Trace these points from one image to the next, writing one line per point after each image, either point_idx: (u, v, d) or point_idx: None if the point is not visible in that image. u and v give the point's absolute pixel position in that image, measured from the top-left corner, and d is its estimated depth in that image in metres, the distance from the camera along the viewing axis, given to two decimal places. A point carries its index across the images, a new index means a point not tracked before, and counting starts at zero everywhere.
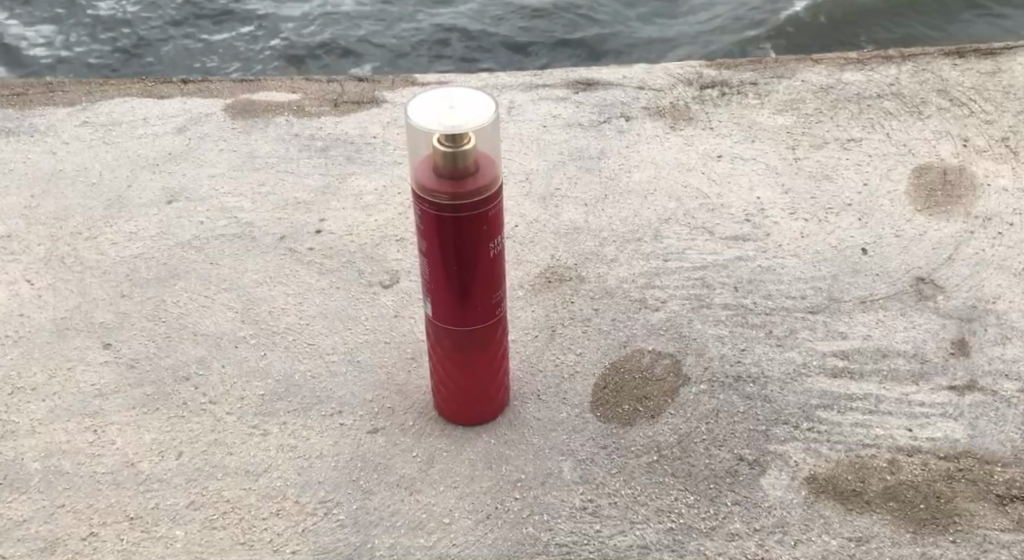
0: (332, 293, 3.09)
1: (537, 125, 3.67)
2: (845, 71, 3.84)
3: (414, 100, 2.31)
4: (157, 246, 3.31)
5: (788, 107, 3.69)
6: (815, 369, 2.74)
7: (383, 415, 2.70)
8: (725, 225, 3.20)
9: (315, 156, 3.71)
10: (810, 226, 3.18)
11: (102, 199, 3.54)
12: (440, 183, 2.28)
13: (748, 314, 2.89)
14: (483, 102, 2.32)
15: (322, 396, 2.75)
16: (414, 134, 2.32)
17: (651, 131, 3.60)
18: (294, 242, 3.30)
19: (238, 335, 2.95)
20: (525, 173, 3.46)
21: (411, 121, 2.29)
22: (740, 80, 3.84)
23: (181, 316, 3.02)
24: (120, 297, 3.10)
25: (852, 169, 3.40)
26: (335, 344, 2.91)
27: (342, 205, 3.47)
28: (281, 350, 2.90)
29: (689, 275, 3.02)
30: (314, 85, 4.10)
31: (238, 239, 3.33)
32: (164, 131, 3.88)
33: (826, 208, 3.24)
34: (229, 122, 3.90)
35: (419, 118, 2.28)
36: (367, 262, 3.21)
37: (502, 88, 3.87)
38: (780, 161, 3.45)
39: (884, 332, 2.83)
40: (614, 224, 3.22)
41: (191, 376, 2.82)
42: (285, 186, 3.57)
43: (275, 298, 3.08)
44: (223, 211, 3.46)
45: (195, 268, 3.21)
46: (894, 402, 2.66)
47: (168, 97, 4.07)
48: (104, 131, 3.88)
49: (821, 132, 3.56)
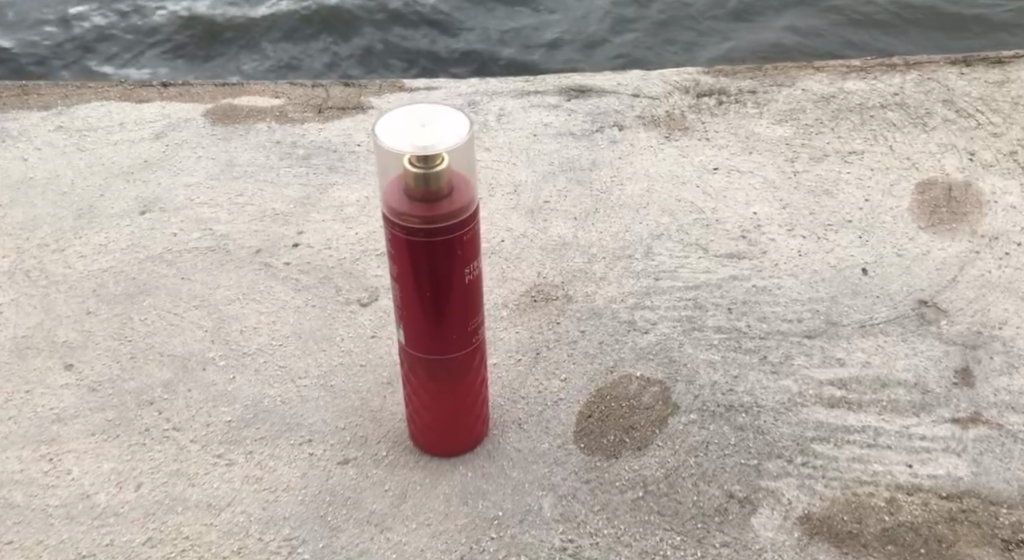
0: (307, 312, 2.96)
1: (528, 133, 3.53)
2: (847, 79, 3.70)
3: (382, 118, 2.16)
4: (127, 260, 3.19)
5: (789, 116, 3.55)
6: (811, 399, 2.60)
7: (355, 444, 2.56)
8: (719, 242, 3.06)
9: (296, 164, 3.58)
10: (807, 244, 3.04)
11: (72, 209, 3.42)
12: (412, 206, 2.14)
13: (742, 339, 2.75)
14: (458, 119, 2.18)
15: (292, 423, 2.61)
16: (384, 153, 2.18)
17: (645, 141, 3.46)
18: (270, 257, 3.17)
19: (207, 356, 2.83)
20: (514, 185, 3.32)
21: (380, 137, 2.14)
22: (738, 89, 3.70)
23: (149, 335, 2.91)
24: (85, 313, 2.98)
25: (852, 184, 3.25)
26: (308, 366, 2.78)
27: (322, 216, 3.34)
28: (250, 373, 2.77)
29: (681, 295, 2.88)
30: (298, 90, 3.99)
31: (211, 253, 3.20)
32: (140, 137, 3.77)
33: (826, 225, 3.10)
34: (208, 128, 3.79)
35: (388, 135, 2.13)
36: (346, 279, 3.08)
37: (492, 94, 3.74)
38: (779, 174, 3.30)
39: (885, 359, 2.69)
40: (604, 240, 3.09)
41: (156, 400, 2.69)
42: (263, 196, 3.43)
43: (248, 316, 2.96)
44: (197, 222, 3.33)
45: (166, 283, 3.09)
46: (894, 435, 2.52)
47: (146, 102, 3.97)
48: (78, 137, 3.76)
49: (821, 143, 3.42)
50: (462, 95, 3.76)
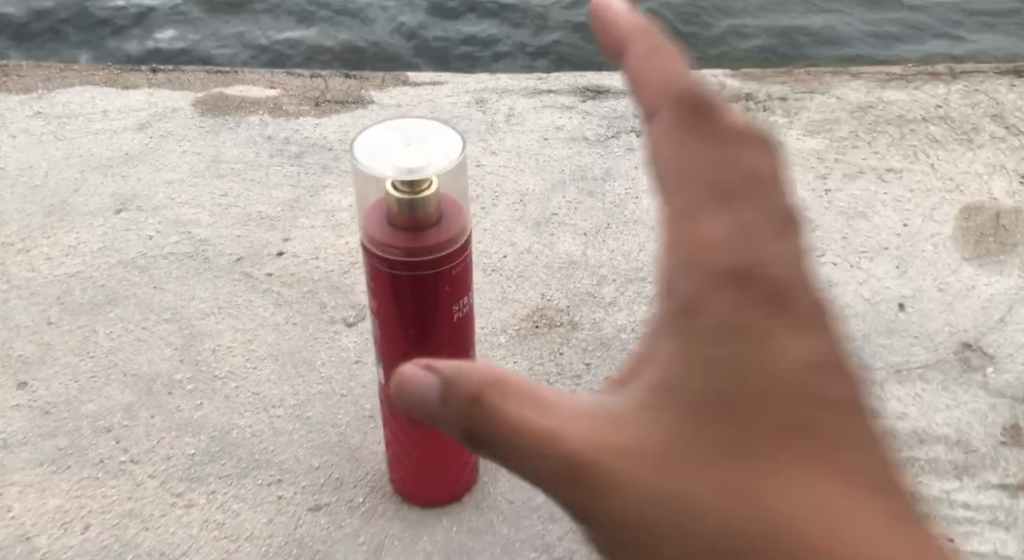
0: (286, 330, 2.70)
1: (538, 136, 3.25)
2: (886, 87, 3.41)
3: (359, 141, 1.89)
4: (96, 265, 2.93)
5: (822, 127, 3.25)
6: None
7: (329, 487, 2.31)
8: None
9: (288, 162, 3.28)
10: (839, 273, 2.74)
11: (43, 205, 3.16)
12: (394, 234, 1.88)
13: None
14: (447, 136, 1.91)
15: (261, 460, 2.37)
16: (363, 176, 1.91)
17: None
18: (251, 266, 2.90)
19: (174, 378, 2.58)
20: (520, 194, 3.03)
21: (358, 162, 1.86)
22: (768, 94, 3.40)
23: (113, 351, 2.67)
24: (46, 324, 2.74)
25: (889, 206, 2.95)
26: (284, 395, 2.53)
27: (311, 222, 3.05)
28: (219, 400, 2.52)
29: None
30: (295, 81, 3.68)
31: (188, 260, 2.93)
32: (123, 127, 3.50)
33: (859, 252, 2.80)
34: (195, 117, 3.51)
35: (368, 159, 1.85)
36: (331, 294, 2.81)
37: (502, 91, 3.46)
38: (809, 193, 3.00)
39: (922, 410, 2.40)
40: (616, 259, 2.82)
41: (114, 427, 2.47)
42: (250, 196, 3.14)
43: (222, 332, 2.70)
44: (175, 224, 3.06)
45: (136, 292, 2.84)
46: (932, 502, 2.24)
47: (134, 87, 3.70)
48: (57, 125, 3.50)
49: (856, 158, 3.13)
50: (468, 92, 3.49)
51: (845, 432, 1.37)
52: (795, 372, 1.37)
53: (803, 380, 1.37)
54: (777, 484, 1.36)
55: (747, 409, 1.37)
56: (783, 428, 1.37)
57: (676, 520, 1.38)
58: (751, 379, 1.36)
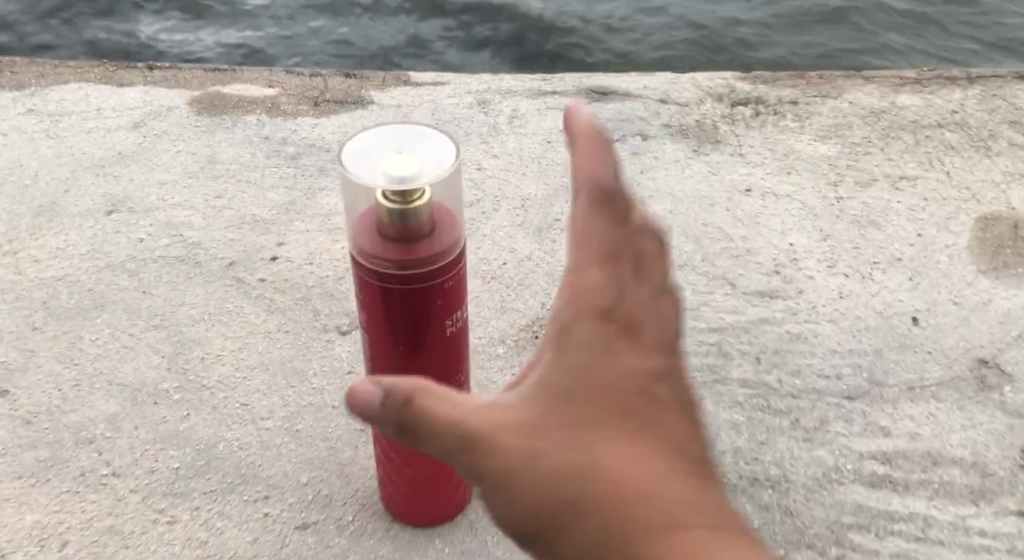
0: (277, 339, 2.61)
1: (541, 139, 3.16)
2: (901, 92, 3.31)
3: (349, 149, 1.81)
4: (84, 268, 2.84)
5: (833, 132, 3.15)
6: (849, 476, 2.23)
7: (317, 504, 2.24)
8: (751, 278, 2.66)
9: (285, 164, 3.17)
10: (851, 284, 2.64)
11: (32, 206, 3.06)
12: (385, 246, 1.80)
13: (772, 396, 2.38)
14: (441, 143, 1.83)
15: (247, 475, 2.30)
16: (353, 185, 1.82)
17: (671, 154, 3.09)
18: (243, 271, 2.80)
19: (160, 388, 2.50)
20: (521, 199, 2.94)
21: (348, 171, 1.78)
22: (778, 98, 3.30)
23: (98, 359, 2.58)
24: (30, 329, 2.66)
25: (903, 216, 2.85)
26: (273, 406, 2.45)
27: (307, 226, 2.95)
28: (207, 411, 2.44)
29: (703, 339, 2.50)
30: (294, 79, 3.55)
31: (179, 264, 2.84)
32: (116, 126, 3.36)
33: (871, 262, 2.71)
34: (191, 117, 3.38)
35: (357, 168, 1.77)
36: (325, 301, 2.72)
37: (504, 92, 3.37)
38: (820, 201, 2.91)
39: (936, 431, 2.31)
40: None
41: (96, 439, 2.39)
42: (245, 199, 3.04)
43: (211, 340, 2.61)
44: (166, 226, 2.96)
45: (124, 297, 2.75)
46: (946, 527, 2.15)
47: (129, 85, 3.56)
48: (49, 123, 3.38)
49: (869, 165, 3.03)
50: (470, 92, 3.39)
51: (677, 427, 1.59)
52: (636, 377, 1.59)
53: (649, 381, 1.60)
54: (627, 458, 1.54)
55: (606, 401, 1.57)
56: (632, 415, 1.57)
57: (540, 496, 1.56)
58: (609, 383, 1.58)
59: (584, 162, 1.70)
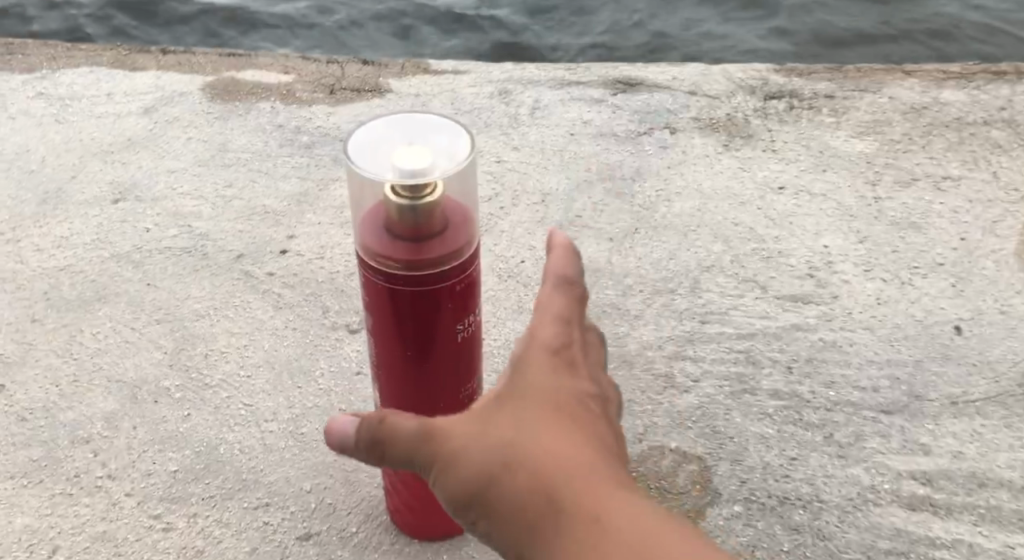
0: (284, 336, 2.50)
1: (564, 131, 3.03)
2: (944, 87, 3.15)
3: (356, 141, 1.70)
4: (87, 257, 2.72)
5: (872, 129, 3.00)
6: (886, 497, 2.10)
7: (320, 514, 2.15)
8: (782, 281, 2.52)
9: (298, 154, 3.05)
10: (889, 290, 2.50)
11: (37, 191, 2.94)
12: (394, 245, 1.67)
13: (804, 410, 2.25)
14: (456, 134, 1.71)
15: (249, 481, 2.20)
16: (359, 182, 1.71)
17: (700, 149, 2.95)
18: (252, 264, 2.69)
19: (161, 386, 2.39)
20: (541, 194, 2.81)
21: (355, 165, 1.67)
22: (813, 92, 3.15)
23: (98, 354, 2.47)
24: (29, 321, 2.55)
25: (946, 217, 2.70)
26: (277, 408, 2.34)
27: (319, 218, 2.83)
28: (208, 412, 2.33)
29: (731, 346, 2.37)
30: (310, 66, 3.42)
31: (185, 255, 2.72)
32: (127, 111, 3.23)
33: (911, 267, 2.56)
34: (205, 103, 3.25)
35: (365, 163, 1.66)
36: (336, 297, 2.60)
37: (527, 82, 3.23)
38: (856, 200, 2.76)
39: (982, 450, 2.18)
40: (644, 269, 2.56)
41: (92, 438, 2.29)
42: (255, 189, 2.92)
43: (216, 337, 2.50)
44: (174, 216, 2.84)
45: (127, 289, 2.63)
46: (992, 556, 2.03)
47: (141, 69, 3.43)
48: (58, 106, 3.25)
49: (909, 164, 2.88)
50: (491, 81, 3.26)
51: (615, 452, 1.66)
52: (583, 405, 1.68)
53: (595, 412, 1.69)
54: (559, 446, 1.61)
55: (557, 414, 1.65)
56: (573, 418, 1.65)
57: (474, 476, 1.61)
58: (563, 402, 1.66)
59: (553, 253, 1.83)
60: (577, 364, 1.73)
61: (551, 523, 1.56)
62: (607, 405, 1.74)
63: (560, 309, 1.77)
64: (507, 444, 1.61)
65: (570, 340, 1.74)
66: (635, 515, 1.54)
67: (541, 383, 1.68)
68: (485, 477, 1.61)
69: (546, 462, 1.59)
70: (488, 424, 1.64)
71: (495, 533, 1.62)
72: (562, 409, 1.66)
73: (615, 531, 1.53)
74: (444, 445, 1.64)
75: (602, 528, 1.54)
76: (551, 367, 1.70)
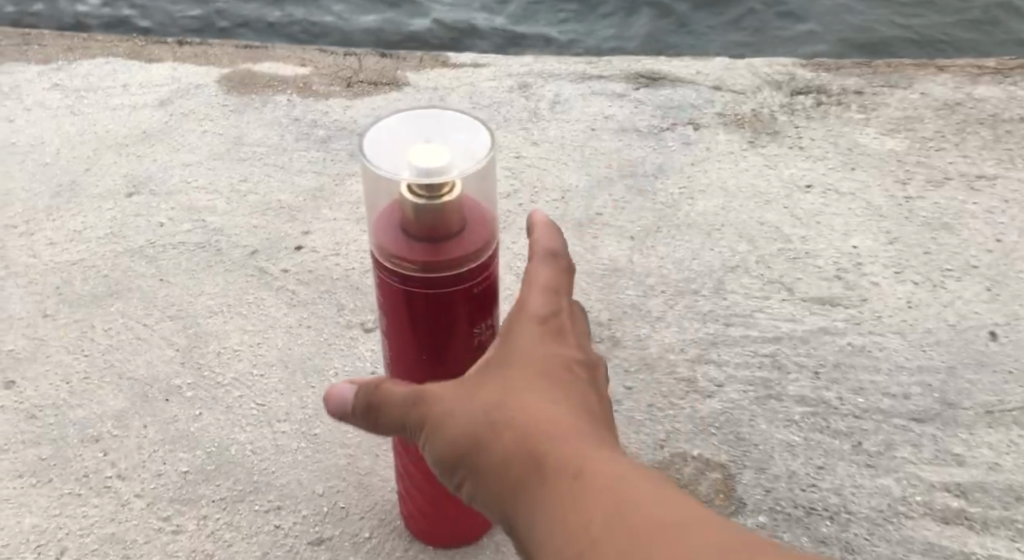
0: (298, 334, 2.45)
1: (585, 126, 2.96)
2: (978, 82, 3.08)
3: (370, 139, 1.64)
4: (100, 252, 2.68)
5: (902, 125, 2.92)
6: (918, 509, 2.04)
7: (333, 518, 2.10)
8: (809, 282, 2.45)
9: (314, 148, 3.00)
10: (921, 293, 2.43)
11: (51, 184, 2.90)
12: (410, 245, 1.62)
13: (831, 417, 2.18)
14: (475, 132, 1.66)
15: (260, 483, 2.16)
16: (374, 180, 1.65)
17: (725, 145, 2.88)
18: (266, 260, 2.64)
19: (173, 384, 2.34)
20: (561, 190, 2.75)
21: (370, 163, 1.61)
22: (842, 87, 3.08)
23: (110, 351, 2.43)
24: (41, 316, 2.51)
25: (980, 218, 2.63)
26: (290, 408, 2.29)
27: (334, 214, 2.77)
28: (220, 411, 2.29)
29: (756, 350, 2.31)
30: (327, 58, 3.37)
31: (199, 250, 2.67)
32: (142, 103, 3.19)
33: (944, 269, 2.49)
34: (220, 95, 3.20)
35: (380, 160, 1.60)
36: (351, 295, 2.55)
37: (548, 76, 3.17)
38: (886, 200, 2.69)
39: (1018, 462, 2.11)
40: (666, 268, 2.50)
41: (102, 437, 2.24)
42: (271, 184, 2.87)
43: (229, 334, 2.45)
44: (188, 210, 2.79)
45: (140, 285, 2.59)
46: None
47: (157, 60, 3.38)
48: (73, 98, 3.21)
49: (942, 162, 2.80)
50: (512, 75, 3.19)
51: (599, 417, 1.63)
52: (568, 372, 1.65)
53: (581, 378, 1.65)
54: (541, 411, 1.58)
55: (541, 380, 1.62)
56: (557, 383, 1.63)
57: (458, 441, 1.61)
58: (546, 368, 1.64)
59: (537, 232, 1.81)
60: (564, 331, 1.70)
61: (530, 484, 1.54)
62: (596, 374, 1.70)
63: (548, 281, 1.74)
64: (490, 406, 1.60)
65: (558, 309, 1.71)
66: (614, 470, 1.50)
67: (527, 351, 1.66)
68: (469, 439, 1.60)
69: (526, 424, 1.57)
70: (475, 388, 1.63)
71: (482, 498, 1.60)
72: (546, 376, 1.63)
73: (590, 484, 1.49)
74: (432, 409, 1.65)
75: (579, 484, 1.50)
76: (537, 336, 1.68)
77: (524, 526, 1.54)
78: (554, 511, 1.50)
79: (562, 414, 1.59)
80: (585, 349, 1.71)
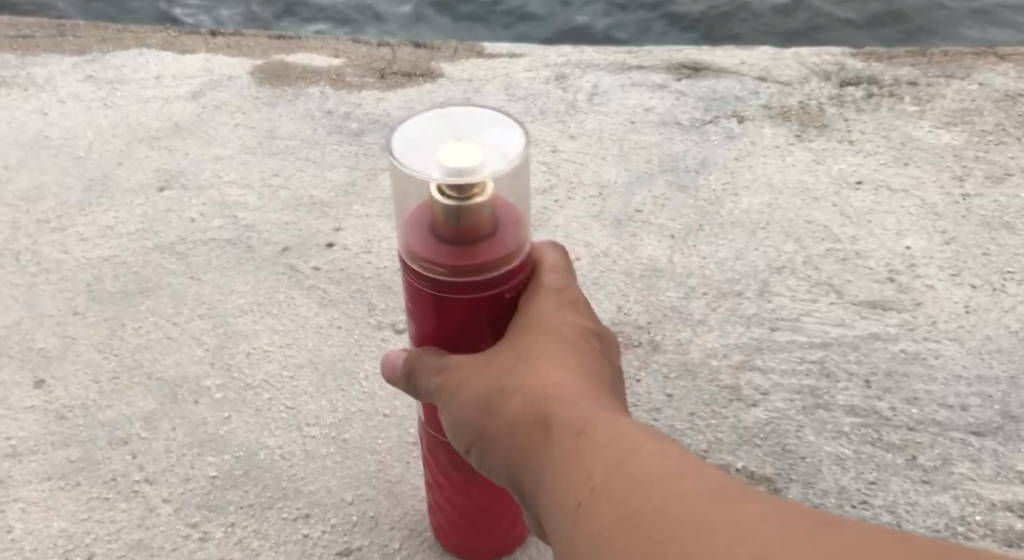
0: (329, 335, 2.40)
1: (625, 119, 2.87)
2: None
3: (399, 136, 1.57)
4: (131, 248, 2.63)
5: (959, 118, 2.81)
6: (978, 529, 1.95)
7: (362, 528, 2.05)
8: (859, 284, 2.36)
9: (347, 141, 2.94)
10: (978, 297, 2.33)
11: (83, 178, 2.85)
12: (439, 249, 1.55)
13: (883, 428, 2.09)
14: (508, 130, 1.58)
15: (289, 490, 2.10)
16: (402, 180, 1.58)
17: (771, 139, 2.78)
18: (297, 258, 2.58)
19: (202, 386, 2.30)
20: (599, 185, 2.66)
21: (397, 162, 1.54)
22: (895, 78, 2.96)
23: (139, 350, 2.38)
24: (71, 314, 2.47)
25: None
26: (320, 412, 2.24)
27: (367, 210, 2.71)
28: (249, 414, 2.24)
29: (803, 356, 2.22)
30: (361, 49, 3.30)
31: (230, 247, 2.62)
32: (176, 95, 3.14)
33: (1004, 272, 2.38)
34: (253, 87, 3.14)
35: (408, 158, 1.53)
36: (383, 294, 2.49)
37: (587, 67, 3.08)
38: (942, 197, 2.58)
39: None
40: (709, 269, 2.41)
41: (130, 439, 2.20)
42: (303, 178, 2.82)
43: (258, 335, 2.40)
44: (220, 206, 2.74)
45: (171, 282, 2.54)
46: None
47: (190, 51, 3.33)
48: (107, 90, 3.17)
49: (1002, 157, 2.69)
50: (550, 65, 3.11)
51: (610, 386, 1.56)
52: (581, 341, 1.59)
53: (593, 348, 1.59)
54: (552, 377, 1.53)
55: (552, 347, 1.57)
56: (571, 350, 1.57)
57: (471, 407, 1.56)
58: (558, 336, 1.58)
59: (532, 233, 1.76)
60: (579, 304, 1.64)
61: (538, 447, 1.48)
62: (611, 348, 1.64)
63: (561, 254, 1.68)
64: (505, 372, 1.55)
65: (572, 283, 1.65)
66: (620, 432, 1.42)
67: (540, 321, 1.60)
68: (484, 404, 1.55)
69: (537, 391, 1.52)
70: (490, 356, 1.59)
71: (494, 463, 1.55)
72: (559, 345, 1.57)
73: (595, 446, 1.42)
74: (450, 376, 1.60)
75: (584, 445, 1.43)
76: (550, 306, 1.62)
77: (532, 485, 1.48)
78: (560, 466, 1.43)
79: (573, 379, 1.52)
80: (599, 322, 1.65)
